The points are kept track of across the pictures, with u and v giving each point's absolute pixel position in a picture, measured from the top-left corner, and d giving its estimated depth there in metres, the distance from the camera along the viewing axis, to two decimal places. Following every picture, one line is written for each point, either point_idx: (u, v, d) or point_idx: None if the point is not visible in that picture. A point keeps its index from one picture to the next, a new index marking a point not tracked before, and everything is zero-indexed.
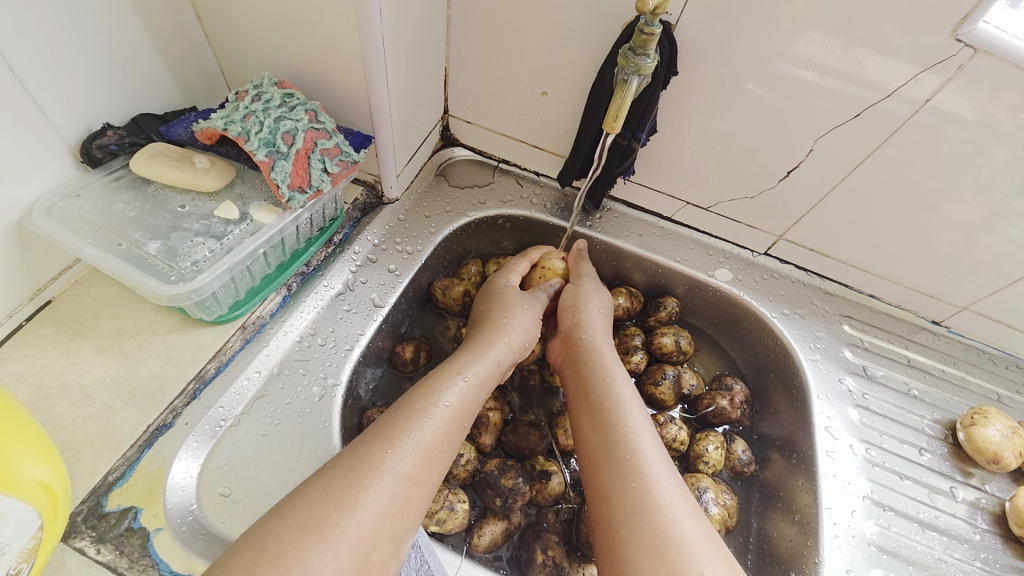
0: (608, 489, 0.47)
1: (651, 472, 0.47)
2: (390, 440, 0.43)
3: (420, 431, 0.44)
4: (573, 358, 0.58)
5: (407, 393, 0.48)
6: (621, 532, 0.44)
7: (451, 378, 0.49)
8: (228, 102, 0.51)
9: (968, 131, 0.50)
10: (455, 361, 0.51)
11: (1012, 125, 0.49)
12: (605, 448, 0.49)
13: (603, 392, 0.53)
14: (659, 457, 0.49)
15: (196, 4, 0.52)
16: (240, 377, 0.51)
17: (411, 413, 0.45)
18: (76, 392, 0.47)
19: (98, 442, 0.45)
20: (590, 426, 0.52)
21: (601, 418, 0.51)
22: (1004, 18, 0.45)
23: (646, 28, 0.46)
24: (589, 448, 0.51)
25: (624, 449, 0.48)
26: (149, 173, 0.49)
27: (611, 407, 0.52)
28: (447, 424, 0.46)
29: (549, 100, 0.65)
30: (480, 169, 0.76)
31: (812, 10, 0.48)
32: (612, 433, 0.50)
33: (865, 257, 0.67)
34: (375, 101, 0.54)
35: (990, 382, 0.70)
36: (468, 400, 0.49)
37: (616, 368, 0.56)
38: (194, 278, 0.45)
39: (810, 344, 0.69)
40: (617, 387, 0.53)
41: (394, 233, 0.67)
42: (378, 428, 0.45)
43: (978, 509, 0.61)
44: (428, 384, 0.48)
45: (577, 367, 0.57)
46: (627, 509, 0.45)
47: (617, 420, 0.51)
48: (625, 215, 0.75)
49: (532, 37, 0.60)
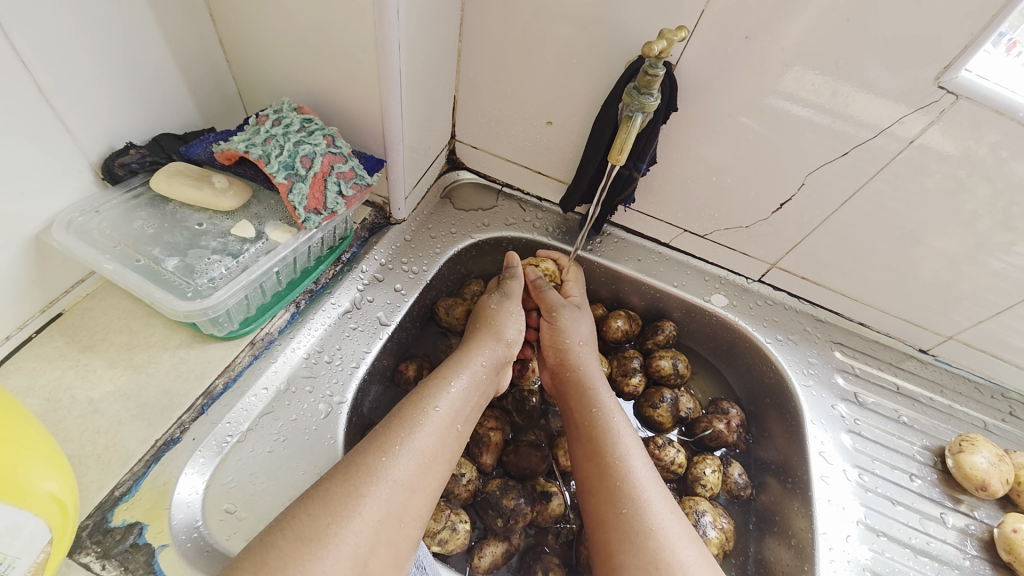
0: (603, 516, 0.49)
1: (644, 494, 0.49)
2: (385, 447, 0.44)
3: (413, 438, 0.45)
4: (563, 389, 0.61)
5: (400, 404, 0.49)
6: (617, 557, 0.46)
7: (441, 386, 0.50)
8: (250, 125, 0.52)
9: (951, 165, 0.53)
10: (446, 370, 0.52)
11: (993, 162, 0.52)
12: (598, 475, 0.51)
13: (592, 420, 0.55)
14: (653, 483, 0.51)
15: (222, 33, 0.55)
16: (247, 394, 0.51)
17: (403, 422, 0.46)
18: (84, 406, 0.46)
19: (106, 455, 0.45)
20: (583, 456, 0.54)
21: (593, 445, 0.53)
22: (984, 67, 0.49)
23: (650, 70, 0.50)
24: (585, 477, 0.53)
25: (614, 476, 0.50)
26: (168, 191, 0.49)
27: (601, 435, 0.54)
28: (439, 431, 0.47)
29: (554, 129, 0.69)
30: (485, 193, 0.80)
31: (804, 54, 0.51)
32: (602, 462, 0.52)
33: (854, 286, 0.70)
34: (388, 127, 0.56)
35: (976, 410, 0.72)
36: (457, 407, 0.50)
37: (605, 397, 0.58)
38: (211, 295, 0.45)
39: (803, 370, 0.71)
40: (606, 416, 0.55)
41: (401, 253, 0.69)
42: (373, 437, 0.45)
43: (967, 535, 0.63)
44: (419, 394, 0.49)
45: (564, 398, 0.60)
46: (620, 535, 0.47)
47: (610, 447, 0.53)
48: (624, 239, 0.78)
49: (541, 68, 0.63)
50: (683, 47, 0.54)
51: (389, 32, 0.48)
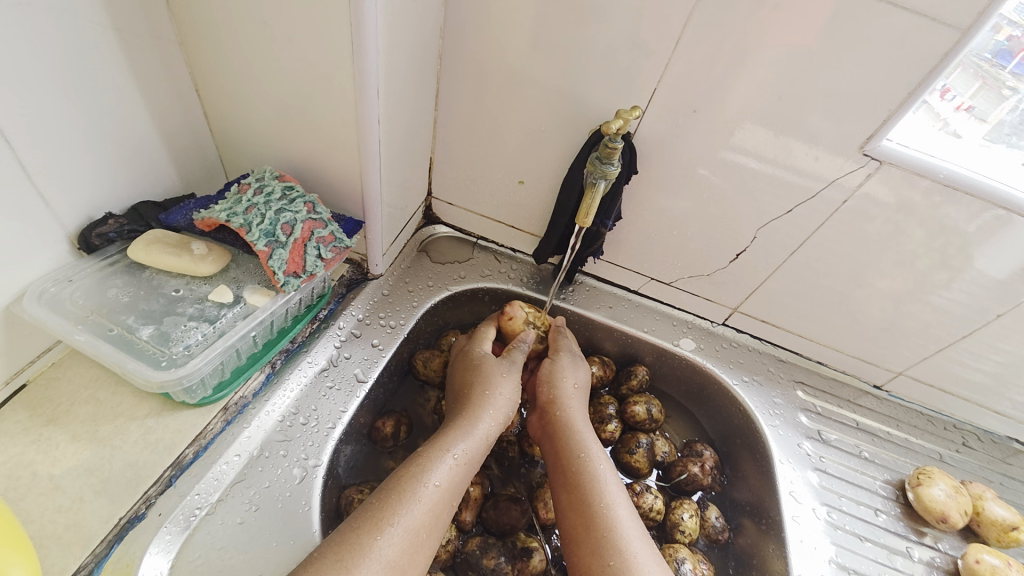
0: (589, 566, 0.50)
1: (633, 550, 0.50)
2: (379, 524, 0.43)
3: (408, 514, 0.45)
4: (549, 432, 0.62)
5: (398, 473, 0.48)
6: None
7: (441, 456, 0.50)
8: (231, 193, 0.53)
9: (889, 211, 0.60)
10: (444, 439, 0.52)
11: (925, 206, 0.58)
12: (583, 526, 0.52)
13: (578, 466, 0.56)
14: (637, 531, 0.52)
15: (207, 106, 0.57)
16: (218, 462, 0.49)
17: (400, 496, 0.46)
18: (45, 483, 0.44)
19: (68, 536, 0.43)
20: (569, 504, 0.55)
21: (579, 493, 0.54)
22: (903, 135, 0.56)
23: (610, 144, 0.54)
24: (570, 526, 0.53)
25: (600, 526, 0.51)
26: (146, 260, 0.49)
27: (587, 483, 0.55)
28: (437, 505, 0.47)
29: (525, 187, 0.74)
30: (460, 245, 0.84)
31: (744, 126, 0.58)
32: (588, 511, 0.53)
33: (809, 327, 0.75)
34: (368, 191, 0.59)
35: (931, 442, 0.76)
36: (454, 479, 0.50)
37: (592, 444, 0.59)
38: (186, 363, 0.44)
39: (769, 411, 0.74)
40: (592, 463, 0.57)
41: (378, 308, 0.71)
42: (366, 512, 0.45)
43: (934, 568, 0.65)
44: (417, 462, 0.49)
45: (551, 443, 0.61)
46: None
47: (598, 499, 0.53)
48: (595, 288, 0.82)
49: (511, 135, 0.69)
50: (638, 123, 0.61)
51: (370, 109, 0.51)
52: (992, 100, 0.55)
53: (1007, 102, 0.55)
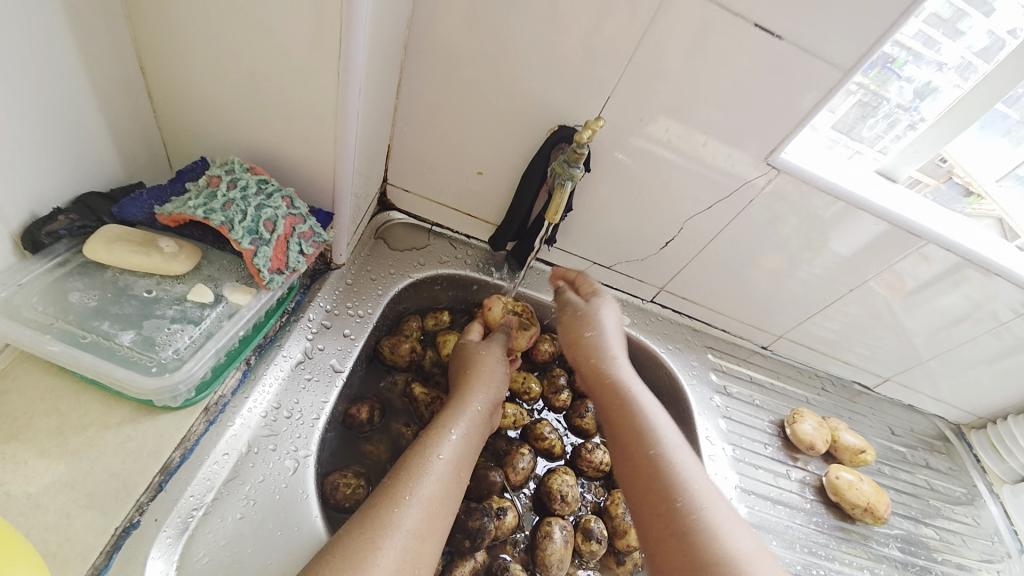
0: (657, 499, 0.55)
1: (682, 460, 0.57)
2: (396, 499, 0.48)
3: (420, 486, 0.50)
4: (598, 385, 0.67)
5: (405, 453, 0.53)
6: (673, 535, 0.52)
7: (442, 434, 0.56)
8: (199, 186, 0.50)
9: (777, 209, 0.75)
10: (443, 419, 0.58)
11: (802, 199, 0.73)
12: (648, 465, 0.57)
13: (634, 414, 0.62)
14: (698, 470, 0.57)
15: (152, 84, 0.52)
16: (208, 461, 0.49)
17: (410, 471, 0.51)
18: (22, 503, 0.42)
19: (61, 553, 0.41)
20: (630, 445, 0.60)
21: (633, 422, 0.61)
22: (795, 149, 0.71)
23: (576, 150, 0.62)
24: (635, 465, 0.58)
25: (664, 464, 0.57)
26: (109, 258, 0.46)
27: (645, 429, 0.60)
28: (444, 476, 0.52)
29: (484, 178, 0.78)
30: (416, 232, 0.86)
31: (677, 135, 0.69)
32: (650, 451, 0.58)
33: (718, 302, 0.91)
34: (340, 182, 0.58)
35: (801, 388, 0.98)
36: (457, 453, 0.55)
37: (644, 394, 0.64)
38: (179, 367, 0.44)
39: (688, 372, 0.89)
40: (646, 410, 0.62)
41: (345, 297, 0.71)
42: (382, 490, 0.50)
43: (805, 484, 0.86)
44: (422, 442, 0.55)
45: (602, 394, 0.66)
46: (675, 521, 0.52)
47: (647, 422, 0.61)
48: (544, 271, 0.90)
49: (473, 129, 0.72)
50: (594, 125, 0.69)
51: (350, 104, 0.50)
52: (842, 94, 0.68)
53: (852, 97, 0.68)
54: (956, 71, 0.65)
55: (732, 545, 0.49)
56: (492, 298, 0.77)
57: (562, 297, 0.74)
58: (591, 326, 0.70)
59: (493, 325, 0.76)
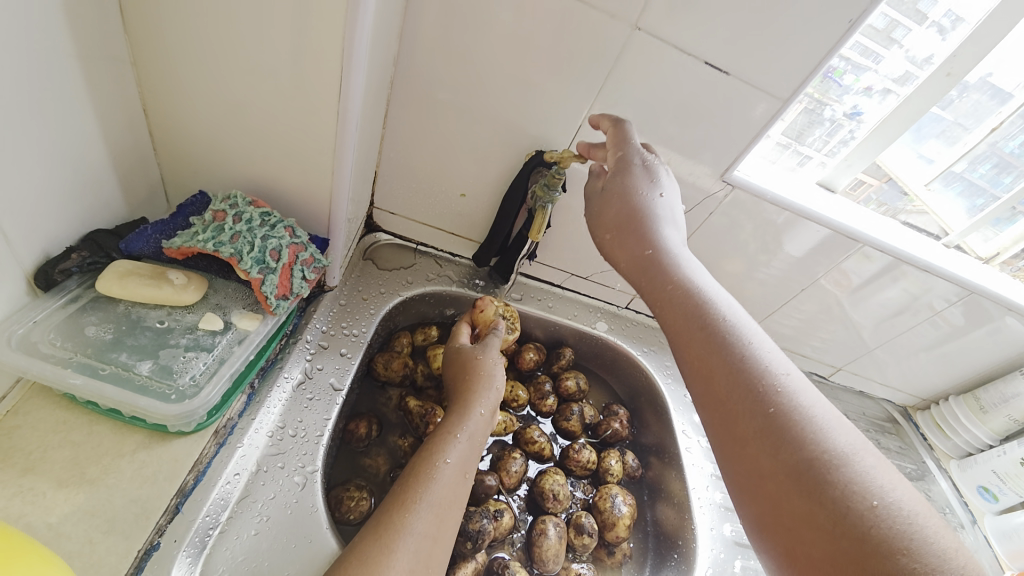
0: (734, 401, 0.49)
1: (753, 360, 0.50)
2: (407, 504, 0.52)
3: (430, 490, 0.54)
4: (643, 272, 0.58)
5: (413, 460, 0.58)
6: (758, 438, 0.47)
7: (448, 439, 0.60)
8: (206, 221, 0.53)
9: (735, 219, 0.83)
10: (448, 425, 0.62)
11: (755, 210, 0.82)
12: (718, 363, 0.51)
13: (692, 307, 0.54)
14: (776, 359, 0.51)
15: (154, 122, 0.55)
16: (220, 482, 0.52)
17: (420, 477, 0.55)
18: (44, 532, 0.43)
19: None
20: (694, 344, 0.53)
21: (693, 317, 0.54)
22: (745, 167, 0.80)
23: (555, 174, 0.70)
24: (700, 363, 0.52)
25: (738, 359, 0.50)
26: (121, 293, 0.49)
27: (708, 323, 0.53)
28: (451, 480, 0.56)
29: (468, 199, 0.83)
30: (402, 252, 0.90)
31: None
32: (719, 349, 0.52)
33: None
34: (336, 209, 0.62)
35: None
36: (462, 457, 0.60)
37: (701, 277, 0.56)
38: (197, 393, 0.47)
39: (663, 372, 0.95)
40: (707, 299, 0.54)
41: (339, 318, 0.75)
42: (394, 497, 0.53)
43: None
44: (429, 448, 0.59)
45: (648, 282, 0.58)
46: (758, 423, 0.48)
47: (704, 321, 0.53)
48: (526, 283, 0.96)
49: (456, 154, 0.77)
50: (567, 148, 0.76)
51: (348, 138, 0.54)
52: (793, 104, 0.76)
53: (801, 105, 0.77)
54: (883, 91, 0.75)
55: (816, 446, 0.45)
56: (483, 299, 0.82)
57: (618, 130, 0.63)
58: (613, 226, 0.62)
59: (483, 326, 0.80)
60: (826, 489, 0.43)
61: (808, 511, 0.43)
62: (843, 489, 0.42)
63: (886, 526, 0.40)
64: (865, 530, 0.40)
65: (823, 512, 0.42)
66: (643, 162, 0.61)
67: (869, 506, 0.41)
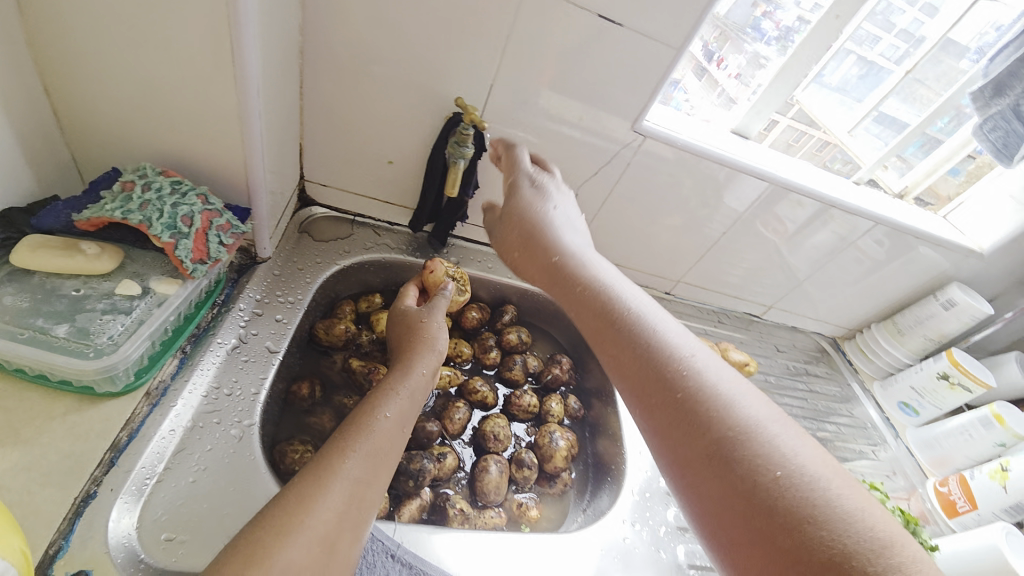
0: (646, 386, 0.48)
1: (659, 343, 0.50)
2: (345, 451, 0.53)
3: (365, 442, 0.55)
4: (553, 273, 0.60)
5: (355, 413, 0.59)
6: (669, 418, 0.46)
7: (390, 395, 0.62)
8: (115, 191, 0.55)
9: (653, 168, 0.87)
10: (391, 382, 0.64)
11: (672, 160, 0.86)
12: (628, 350, 0.51)
13: (600, 298, 0.55)
14: (684, 340, 0.51)
15: (57, 103, 0.56)
16: (155, 437, 0.55)
17: (359, 429, 0.56)
18: None
19: (26, 524, 0.46)
20: (606, 337, 0.53)
21: (603, 307, 0.54)
22: (654, 116, 0.84)
23: (462, 130, 0.75)
24: (614, 354, 0.52)
25: (645, 344, 0.50)
26: (34, 264, 0.51)
27: (616, 311, 0.53)
28: (388, 434, 0.58)
29: (395, 166, 0.85)
30: (339, 223, 0.92)
31: (556, 111, 0.79)
32: (629, 335, 0.51)
33: (622, 257, 1.04)
34: (253, 177, 0.63)
35: (698, 322, 1.14)
36: (401, 413, 0.61)
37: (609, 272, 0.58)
38: (116, 351, 0.50)
39: None
40: (614, 290, 0.56)
41: (273, 287, 0.77)
42: (332, 446, 0.54)
43: None
44: (370, 403, 0.60)
45: (560, 285, 0.59)
46: (667, 402, 0.46)
47: (614, 311, 0.53)
48: (465, 247, 0.99)
49: (376, 121, 0.79)
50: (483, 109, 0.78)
51: (251, 105, 0.56)
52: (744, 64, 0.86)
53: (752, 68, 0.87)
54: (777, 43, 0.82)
55: (723, 422, 0.43)
56: (434, 261, 0.86)
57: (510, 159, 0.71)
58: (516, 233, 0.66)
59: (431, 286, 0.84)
60: (737, 462, 0.41)
61: (717, 495, 0.41)
62: (749, 464, 0.40)
63: (790, 496, 0.38)
64: (769, 503, 0.38)
65: (735, 492, 0.40)
66: (532, 183, 0.68)
67: (772, 477, 0.39)
